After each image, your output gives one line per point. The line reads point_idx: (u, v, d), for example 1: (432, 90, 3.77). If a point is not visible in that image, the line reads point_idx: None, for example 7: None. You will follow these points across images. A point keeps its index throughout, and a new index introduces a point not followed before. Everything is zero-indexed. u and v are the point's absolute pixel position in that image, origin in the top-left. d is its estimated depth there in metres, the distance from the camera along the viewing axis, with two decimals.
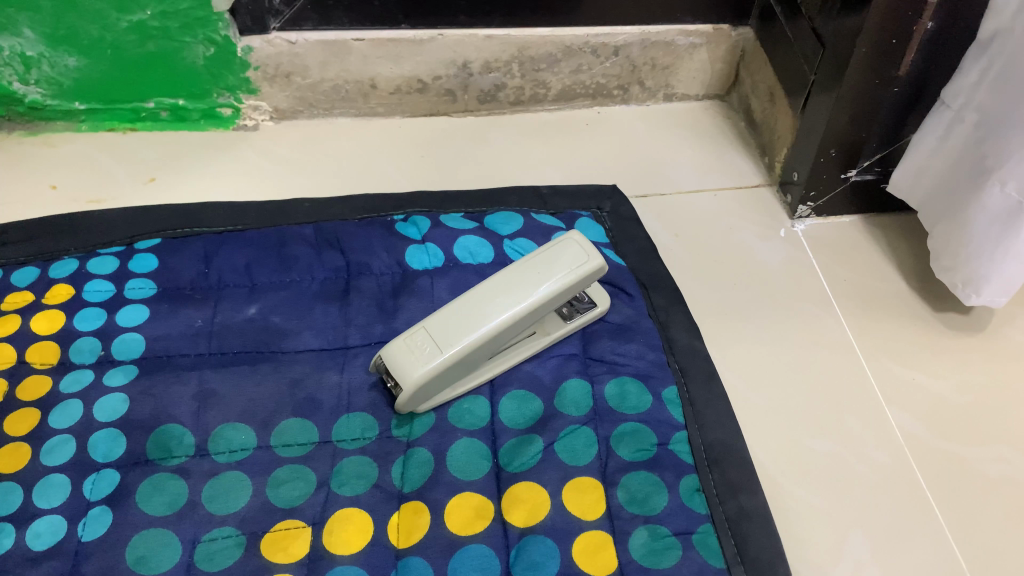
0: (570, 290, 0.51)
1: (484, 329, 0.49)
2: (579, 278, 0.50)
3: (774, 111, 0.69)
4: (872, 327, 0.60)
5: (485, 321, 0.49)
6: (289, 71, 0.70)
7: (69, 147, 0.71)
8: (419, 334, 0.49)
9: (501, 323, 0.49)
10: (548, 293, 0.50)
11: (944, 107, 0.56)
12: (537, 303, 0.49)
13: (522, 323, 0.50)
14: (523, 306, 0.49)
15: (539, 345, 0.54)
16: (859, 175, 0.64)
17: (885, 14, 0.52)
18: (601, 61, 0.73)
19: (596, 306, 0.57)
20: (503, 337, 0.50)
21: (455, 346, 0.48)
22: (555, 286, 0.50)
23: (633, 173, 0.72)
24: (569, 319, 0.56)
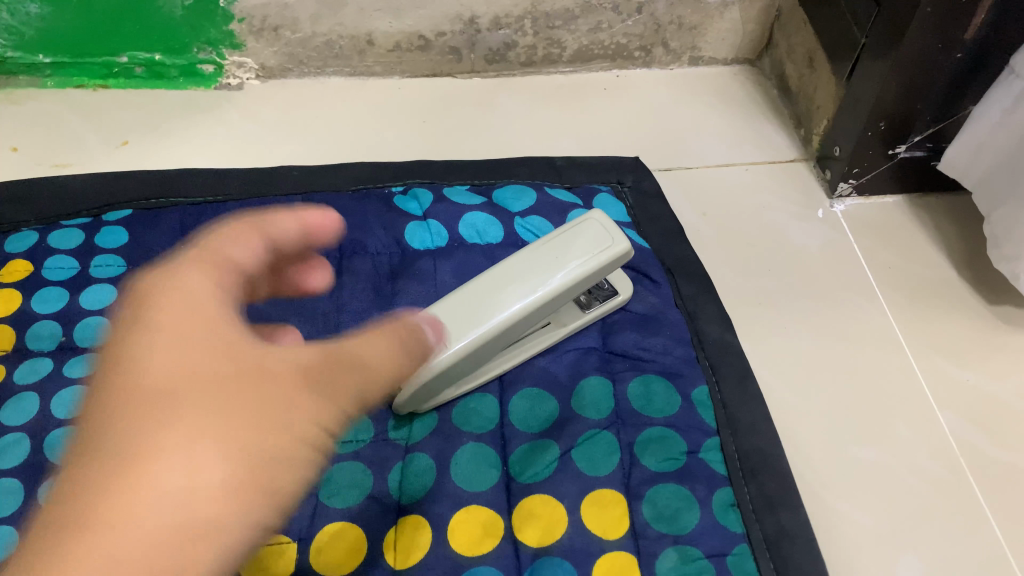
0: (589, 280, 0.44)
1: (490, 323, 0.42)
2: (600, 266, 0.43)
3: (813, 79, 0.63)
4: (922, 322, 0.54)
5: (491, 313, 0.42)
6: (277, 24, 0.63)
7: (33, 104, 0.65)
8: None
9: (511, 316, 0.42)
10: (563, 283, 0.43)
11: (1014, 76, 0.50)
12: (551, 294, 0.43)
13: (534, 316, 0.43)
14: (535, 297, 0.43)
15: (556, 336, 0.48)
16: (908, 152, 0.58)
17: None
18: (622, 19, 0.66)
19: (618, 293, 0.51)
20: (515, 331, 0.44)
21: (461, 342, 0.42)
22: (571, 276, 0.43)
23: (656, 145, 0.65)
24: (588, 308, 0.50)
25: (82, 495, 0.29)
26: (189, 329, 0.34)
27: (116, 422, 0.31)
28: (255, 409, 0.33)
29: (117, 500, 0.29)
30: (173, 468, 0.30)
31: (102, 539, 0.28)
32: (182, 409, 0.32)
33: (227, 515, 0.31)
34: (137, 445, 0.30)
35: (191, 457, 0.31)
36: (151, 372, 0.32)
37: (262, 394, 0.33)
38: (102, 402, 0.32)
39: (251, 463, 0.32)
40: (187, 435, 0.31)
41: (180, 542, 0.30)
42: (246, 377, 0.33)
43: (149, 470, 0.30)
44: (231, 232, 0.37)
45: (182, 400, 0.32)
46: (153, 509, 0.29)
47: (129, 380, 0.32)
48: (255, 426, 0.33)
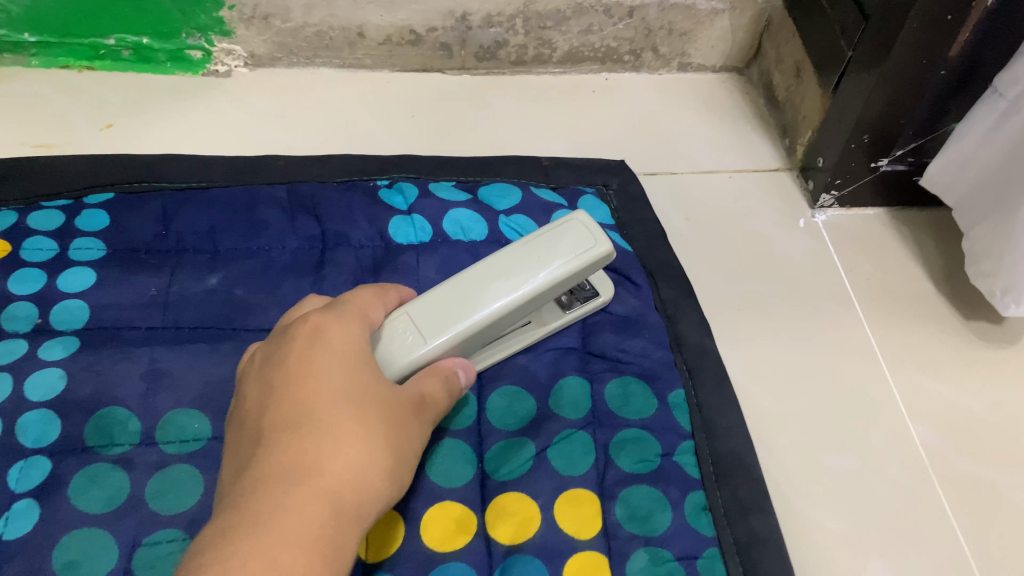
0: (577, 277, 0.42)
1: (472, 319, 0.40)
2: (588, 262, 0.41)
3: (800, 89, 0.63)
4: (898, 334, 0.55)
5: (473, 310, 0.40)
6: (268, 12, 0.63)
7: (17, 83, 0.64)
8: (400, 321, 0.40)
9: (493, 313, 0.41)
10: (549, 281, 0.41)
11: (998, 96, 0.51)
12: (537, 291, 0.41)
13: (517, 314, 0.42)
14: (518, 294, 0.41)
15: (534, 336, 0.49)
16: (890, 166, 0.59)
17: None
18: (613, 22, 0.66)
19: (599, 296, 0.51)
20: (497, 327, 0.42)
21: (442, 339, 0.40)
22: (557, 273, 0.41)
23: (643, 149, 0.65)
24: (569, 308, 0.50)
25: (272, 483, 0.31)
26: (355, 353, 0.37)
27: (303, 417, 0.34)
28: (400, 420, 0.36)
29: (321, 453, 0.33)
30: (349, 457, 0.33)
31: (299, 513, 0.31)
32: (360, 414, 0.35)
33: (377, 502, 0.34)
34: (319, 440, 0.33)
35: (362, 450, 0.34)
36: (331, 380, 0.35)
37: (403, 412, 0.37)
38: (281, 412, 0.34)
39: (398, 465, 0.35)
40: (356, 432, 0.34)
41: (346, 524, 0.32)
42: (394, 398, 0.37)
43: (330, 456, 0.33)
44: (369, 293, 0.41)
45: (355, 407, 0.35)
46: (335, 492, 0.32)
47: (317, 385, 0.35)
48: (399, 436, 0.36)
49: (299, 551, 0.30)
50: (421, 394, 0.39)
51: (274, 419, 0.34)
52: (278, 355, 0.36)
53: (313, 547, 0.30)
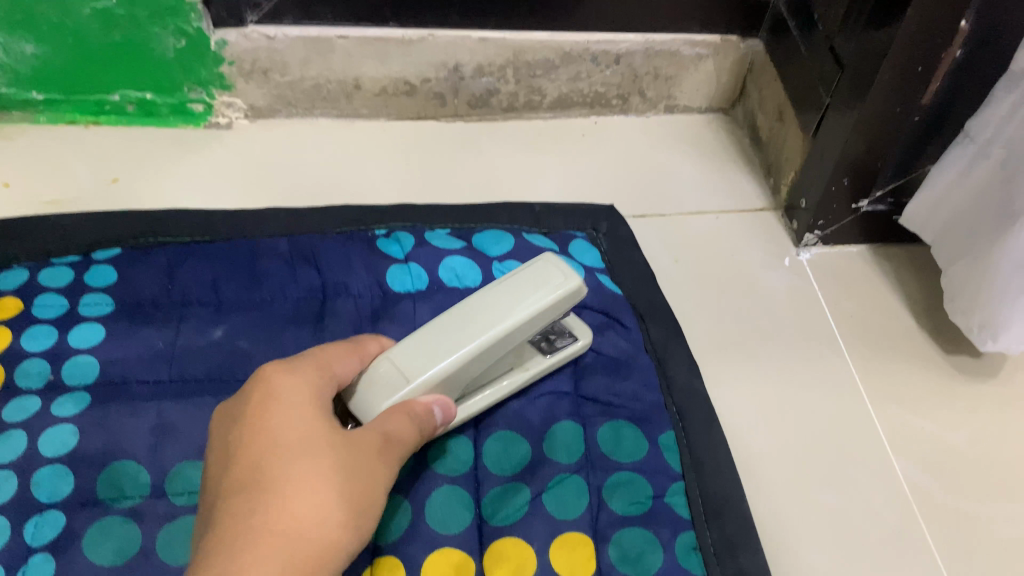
0: (552, 313, 0.43)
1: (452, 359, 0.41)
2: (563, 297, 0.43)
3: (782, 131, 0.65)
4: (881, 370, 0.57)
5: (451, 351, 0.41)
6: (267, 67, 0.66)
7: (25, 140, 0.66)
8: (383, 364, 0.41)
9: (470, 354, 0.42)
10: (525, 318, 0.42)
11: (968, 140, 0.53)
12: (513, 327, 0.42)
13: (494, 352, 0.43)
14: (495, 332, 0.42)
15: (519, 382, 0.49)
16: (870, 206, 0.61)
17: (911, 40, 0.49)
18: (601, 70, 0.69)
19: (577, 340, 0.52)
20: (475, 368, 0.43)
21: (423, 379, 0.41)
22: (532, 310, 0.43)
23: (632, 191, 0.67)
24: (547, 355, 0.51)
25: (227, 553, 0.30)
26: (310, 406, 0.36)
27: (257, 479, 0.33)
28: (362, 467, 0.35)
29: (273, 513, 0.32)
30: (305, 516, 0.32)
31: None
32: (316, 468, 0.33)
33: (339, 558, 0.33)
34: (274, 501, 0.32)
35: (320, 507, 0.33)
36: (284, 437, 0.34)
37: (366, 458, 0.35)
38: (234, 473, 0.33)
39: (364, 515, 0.34)
40: (312, 489, 0.33)
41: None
42: (356, 444, 0.36)
43: (285, 518, 0.32)
44: (341, 347, 0.40)
45: (310, 463, 0.33)
46: (294, 555, 0.31)
47: (272, 441, 0.34)
48: (362, 485, 0.35)
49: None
50: (387, 433, 0.37)
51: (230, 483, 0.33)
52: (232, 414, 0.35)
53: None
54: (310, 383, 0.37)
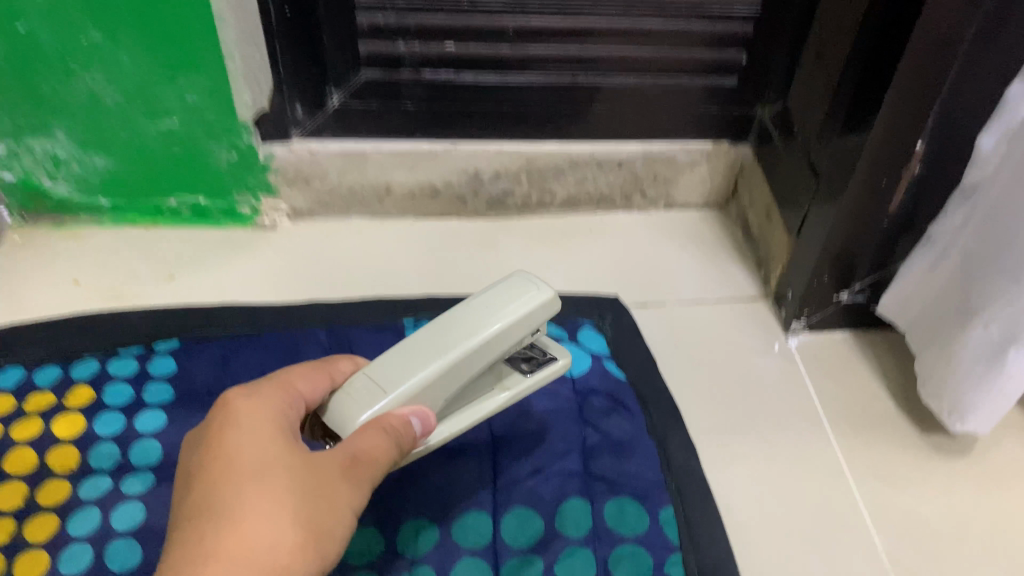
0: (530, 322, 0.48)
1: (432, 368, 0.44)
2: (540, 307, 0.48)
3: (770, 229, 0.72)
4: (864, 448, 0.62)
5: (430, 361, 0.44)
6: (308, 176, 0.74)
7: (94, 241, 0.75)
8: (360, 379, 0.44)
9: (446, 364, 0.44)
10: (503, 327, 0.46)
11: (930, 243, 0.60)
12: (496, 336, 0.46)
13: (474, 363, 0.46)
14: (474, 341, 0.45)
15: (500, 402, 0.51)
16: (850, 297, 0.67)
17: (874, 158, 0.56)
18: (605, 173, 0.77)
19: (556, 359, 0.53)
20: (452, 380, 0.45)
21: (401, 389, 0.43)
22: (510, 320, 0.46)
23: (634, 282, 0.74)
24: (529, 375, 0.52)
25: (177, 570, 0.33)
26: (267, 434, 0.39)
27: (215, 500, 0.36)
28: (322, 487, 0.37)
29: (221, 540, 0.34)
30: (254, 536, 0.35)
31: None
32: (266, 490, 0.36)
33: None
34: (227, 521, 0.35)
35: (268, 527, 0.35)
36: (239, 462, 0.37)
37: (327, 476, 0.38)
38: (191, 502, 0.36)
39: (320, 533, 0.36)
40: (262, 510, 0.36)
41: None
42: (317, 465, 0.38)
43: (234, 538, 0.34)
44: (309, 369, 0.43)
45: (263, 485, 0.36)
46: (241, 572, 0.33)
47: (226, 471, 0.37)
48: (323, 502, 0.37)
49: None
50: (355, 453, 0.39)
51: (189, 504, 0.36)
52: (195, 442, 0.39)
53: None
54: (270, 414, 0.40)
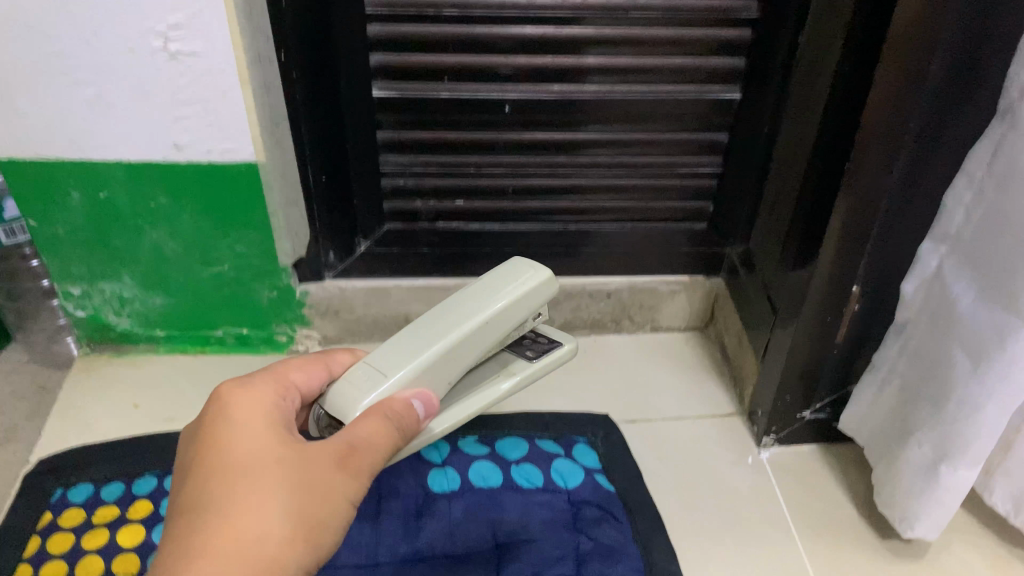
0: (521, 307, 0.59)
1: (430, 352, 0.53)
2: (529, 292, 0.59)
3: (742, 353, 0.82)
4: (830, 551, 0.70)
5: (427, 347, 0.54)
6: (338, 309, 0.86)
7: (151, 367, 0.87)
8: (362, 369, 0.52)
9: (441, 348, 0.54)
10: (490, 313, 0.57)
11: (875, 370, 0.68)
12: (489, 318, 0.57)
13: (469, 346, 0.56)
14: (465, 328, 0.56)
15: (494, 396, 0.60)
16: (813, 414, 0.76)
17: (824, 295, 0.66)
18: (597, 302, 0.88)
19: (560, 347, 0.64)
20: (447, 362, 0.55)
21: (400, 372, 0.52)
22: (497, 306, 0.57)
23: (623, 400, 0.84)
24: (524, 366, 0.62)
25: (181, 556, 0.40)
26: (263, 434, 0.46)
27: (214, 496, 0.43)
28: (314, 479, 0.44)
29: (218, 527, 0.41)
30: (250, 528, 0.42)
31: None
32: (259, 485, 0.43)
33: (280, 559, 0.42)
34: (224, 514, 0.42)
35: (262, 521, 0.42)
36: (238, 460, 0.44)
37: (320, 472, 0.45)
38: (193, 490, 0.43)
39: (309, 521, 0.43)
40: (257, 502, 0.42)
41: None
42: (311, 461, 0.45)
43: (232, 530, 0.41)
44: (308, 364, 0.53)
45: (259, 480, 0.43)
46: (236, 558, 0.40)
47: (225, 465, 0.44)
48: (315, 495, 0.44)
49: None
50: (350, 442, 0.46)
51: (192, 495, 0.43)
52: (199, 433, 0.46)
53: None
54: (267, 417, 0.48)
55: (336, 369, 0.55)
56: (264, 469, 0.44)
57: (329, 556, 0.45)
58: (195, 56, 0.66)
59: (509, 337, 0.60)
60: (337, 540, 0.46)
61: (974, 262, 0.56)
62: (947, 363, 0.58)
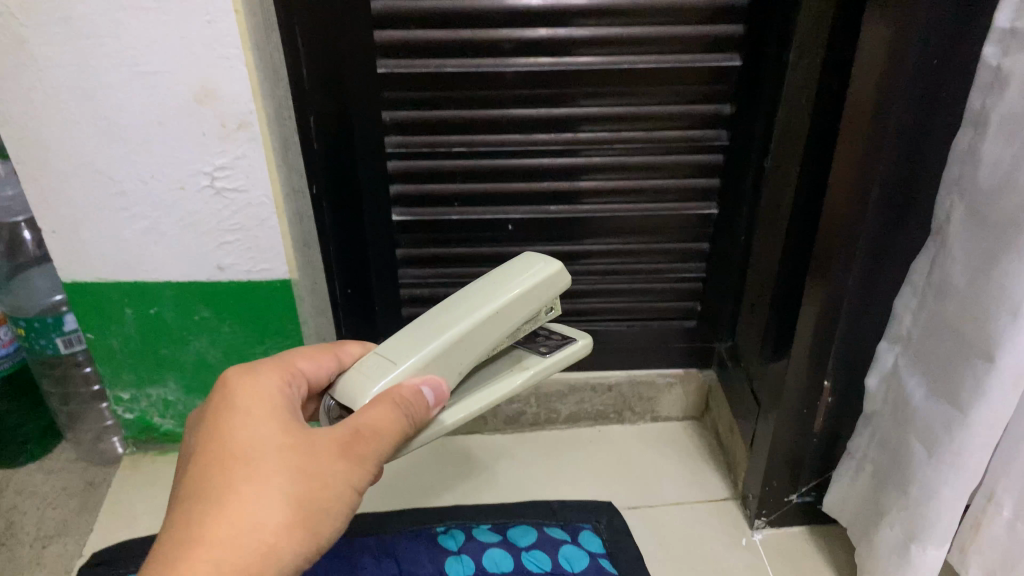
0: (529, 300, 0.59)
1: (439, 340, 0.55)
2: (534, 287, 0.60)
3: (733, 440, 0.89)
4: None
5: (437, 336, 0.56)
6: None
7: None
8: (372, 361, 0.56)
9: (450, 336, 0.56)
10: (502, 302, 0.58)
11: (852, 456, 0.74)
12: (494, 312, 0.58)
13: (481, 333, 0.57)
14: (476, 315, 0.57)
15: (506, 389, 0.61)
16: (799, 498, 0.82)
17: (799, 390, 0.73)
18: (598, 394, 0.97)
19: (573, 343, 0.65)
20: (458, 348, 0.57)
21: (407, 360, 0.54)
22: (509, 295, 0.58)
23: (626, 486, 0.90)
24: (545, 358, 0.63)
25: (187, 535, 0.44)
26: (269, 422, 0.50)
27: (221, 479, 0.46)
28: (316, 466, 0.48)
29: (223, 510, 0.45)
30: (253, 510, 0.45)
31: (203, 562, 0.43)
32: (262, 470, 0.47)
33: (278, 541, 0.45)
34: (230, 494, 0.46)
35: (263, 505, 0.46)
36: (244, 446, 0.48)
37: (325, 458, 0.49)
38: (201, 473, 0.47)
39: (308, 506, 0.47)
40: (262, 486, 0.46)
41: (247, 568, 0.44)
42: (318, 448, 0.49)
43: (235, 512, 0.45)
44: (321, 354, 0.59)
45: (264, 466, 0.47)
46: (238, 540, 0.44)
47: (232, 451, 0.48)
48: (317, 482, 0.48)
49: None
50: (355, 430, 0.50)
51: (201, 474, 0.47)
52: (210, 417, 0.50)
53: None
54: (275, 405, 0.52)
55: (346, 360, 0.61)
56: (268, 456, 0.48)
57: (327, 539, 0.49)
58: (238, 191, 0.75)
59: (522, 329, 0.61)
60: (337, 526, 0.49)
61: (925, 362, 0.63)
62: (907, 452, 0.65)
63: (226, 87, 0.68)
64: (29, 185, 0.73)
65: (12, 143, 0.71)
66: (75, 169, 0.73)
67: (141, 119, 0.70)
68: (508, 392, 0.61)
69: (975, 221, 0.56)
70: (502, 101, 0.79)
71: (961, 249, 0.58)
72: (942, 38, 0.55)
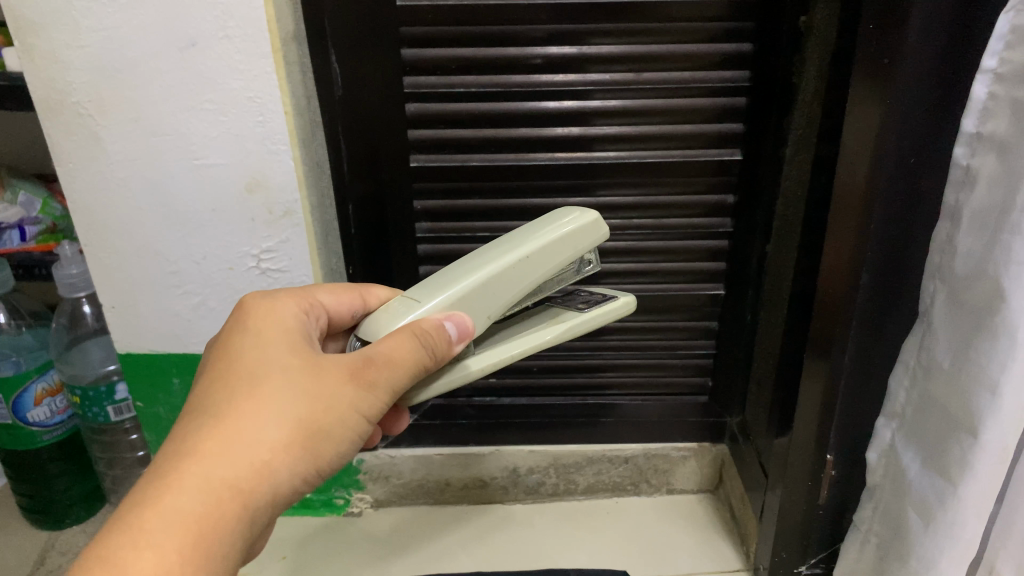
0: (558, 250, 0.62)
1: (463, 284, 0.59)
2: (566, 236, 0.62)
3: (745, 513, 0.92)
4: None
5: (462, 280, 0.59)
6: (388, 474, 0.99)
7: None
8: (400, 302, 0.60)
9: (475, 280, 0.59)
10: (530, 250, 0.61)
11: (857, 528, 0.77)
12: (523, 258, 0.61)
13: (509, 279, 0.61)
14: (504, 262, 0.60)
15: (538, 340, 0.64)
16: (808, 569, 0.84)
17: (801, 463, 0.76)
18: (615, 466, 1.01)
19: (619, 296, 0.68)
20: (484, 293, 0.60)
21: (431, 300, 0.58)
22: (537, 242, 0.61)
23: (642, 558, 0.93)
24: (582, 312, 0.66)
25: (186, 447, 0.48)
26: (279, 349, 0.55)
27: (226, 399, 0.51)
28: (320, 390, 0.52)
29: (218, 429, 0.49)
30: (252, 429, 0.50)
31: (196, 471, 0.47)
32: (263, 392, 0.51)
33: (273, 459, 0.49)
34: (231, 413, 0.50)
35: (258, 426, 0.50)
36: (251, 369, 0.53)
37: (330, 385, 0.53)
38: (207, 395, 0.52)
39: (307, 426, 0.51)
40: (263, 408, 0.50)
41: (239, 480, 0.48)
42: (324, 375, 0.53)
43: (234, 429, 0.49)
44: (347, 294, 0.66)
45: (266, 388, 0.51)
46: (232, 454, 0.48)
47: (239, 376, 0.52)
48: (318, 406, 0.52)
49: (188, 501, 0.46)
50: (367, 356, 0.54)
51: (208, 394, 0.52)
52: (227, 345, 0.55)
53: (201, 496, 0.47)
54: (291, 334, 0.57)
55: (370, 300, 0.68)
56: (274, 381, 0.52)
57: (329, 461, 0.53)
58: (281, 270, 0.82)
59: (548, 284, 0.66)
60: (341, 448, 0.53)
61: (917, 437, 0.67)
62: (905, 525, 0.68)
63: (276, 180, 0.76)
64: (94, 265, 0.81)
65: (82, 228, 0.79)
66: (136, 250, 0.80)
67: (197, 205, 0.77)
68: (542, 343, 0.64)
69: (955, 304, 0.61)
70: (523, 190, 0.86)
71: (944, 328, 0.62)
72: (916, 141, 0.62)
